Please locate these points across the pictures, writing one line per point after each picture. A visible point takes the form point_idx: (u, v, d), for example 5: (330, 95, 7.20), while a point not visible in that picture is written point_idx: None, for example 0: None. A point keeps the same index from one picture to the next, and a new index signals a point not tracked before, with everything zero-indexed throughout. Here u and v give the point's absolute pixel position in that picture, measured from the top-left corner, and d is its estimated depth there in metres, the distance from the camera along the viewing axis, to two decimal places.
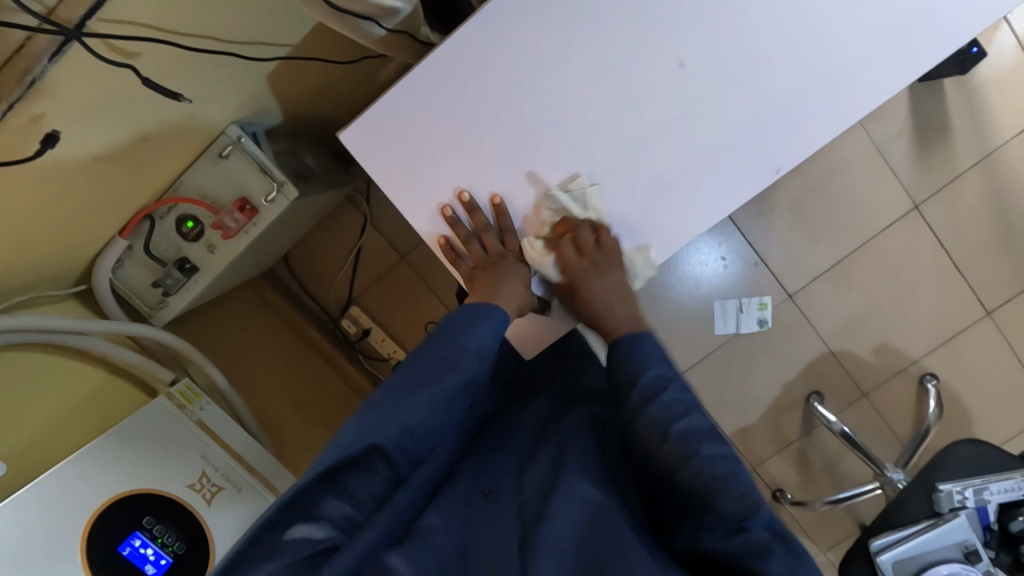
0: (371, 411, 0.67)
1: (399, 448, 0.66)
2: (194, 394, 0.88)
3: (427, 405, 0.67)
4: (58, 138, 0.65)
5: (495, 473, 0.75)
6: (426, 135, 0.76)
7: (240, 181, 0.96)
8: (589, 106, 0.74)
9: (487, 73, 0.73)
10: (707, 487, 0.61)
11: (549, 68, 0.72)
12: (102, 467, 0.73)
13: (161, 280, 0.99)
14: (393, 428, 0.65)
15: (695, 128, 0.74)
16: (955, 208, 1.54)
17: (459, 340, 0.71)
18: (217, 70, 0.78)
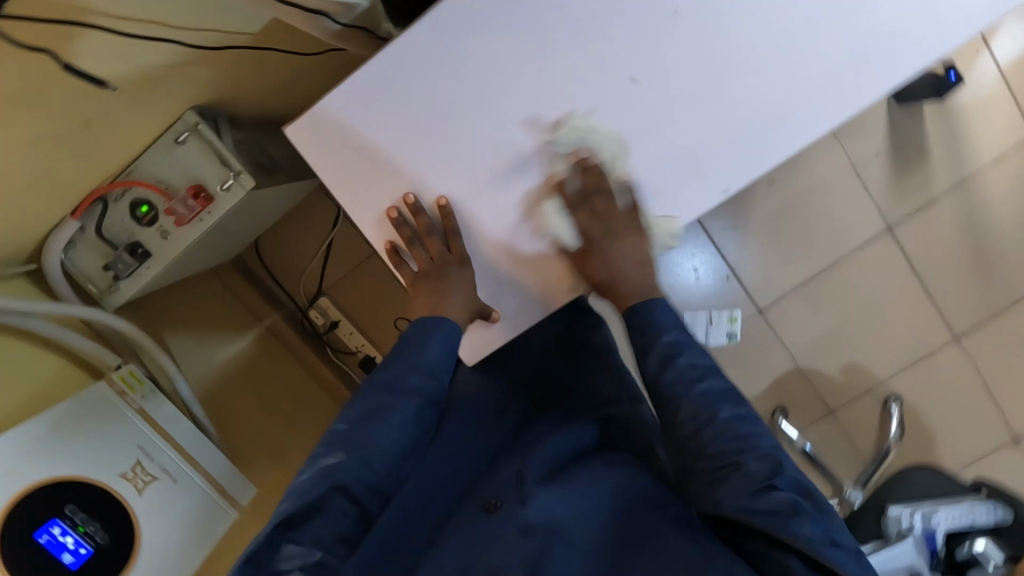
0: (328, 449, 0.69)
1: (358, 482, 0.68)
2: (137, 381, 0.88)
3: (380, 431, 0.71)
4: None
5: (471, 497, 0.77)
6: (375, 135, 0.75)
7: (195, 168, 0.95)
8: (538, 114, 0.73)
9: (441, 76, 0.72)
10: (724, 462, 0.66)
11: (500, 74, 0.72)
12: (32, 449, 0.72)
13: (113, 264, 0.98)
14: (352, 462, 0.68)
15: (651, 137, 0.72)
16: (927, 232, 1.54)
17: (403, 358, 0.76)
18: (168, 57, 0.77)
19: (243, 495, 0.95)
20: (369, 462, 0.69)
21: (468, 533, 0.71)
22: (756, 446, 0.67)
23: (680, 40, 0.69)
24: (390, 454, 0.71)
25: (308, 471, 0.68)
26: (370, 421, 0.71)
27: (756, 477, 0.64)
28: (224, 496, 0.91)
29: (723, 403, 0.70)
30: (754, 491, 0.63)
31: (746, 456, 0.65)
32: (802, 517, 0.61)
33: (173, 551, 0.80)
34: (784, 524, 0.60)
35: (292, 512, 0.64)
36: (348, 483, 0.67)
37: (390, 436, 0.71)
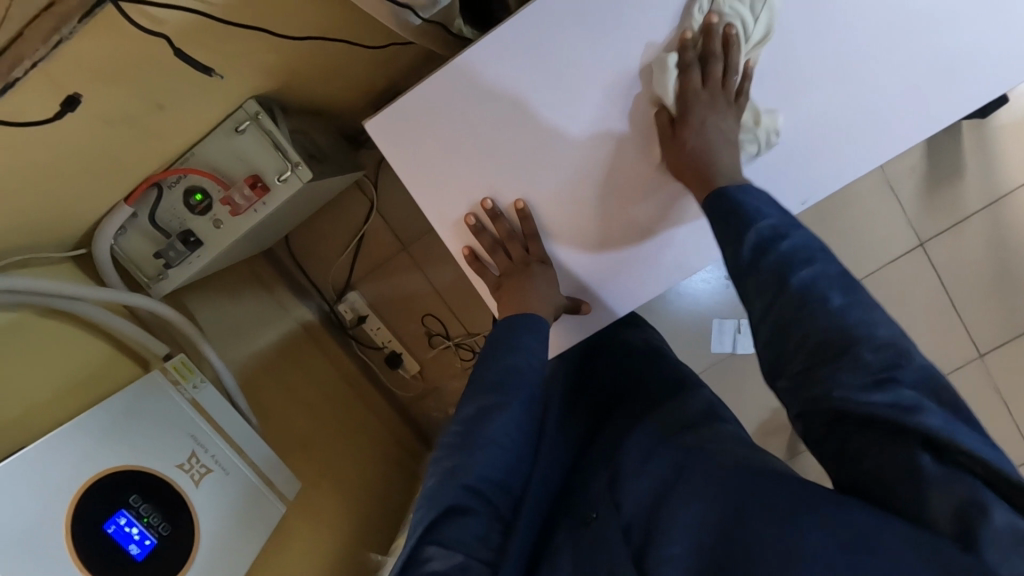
0: (447, 457, 0.73)
1: (485, 482, 0.70)
2: (189, 371, 0.87)
3: (494, 429, 0.72)
4: (79, 102, 0.64)
5: (592, 496, 0.74)
6: (452, 132, 0.76)
7: (254, 158, 0.94)
8: (616, 113, 0.74)
9: (524, 72, 0.73)
10: (834, 347, 0.56)
11: (578, 74, 0.73)
12: (96, 438, 0.70)
13: (163, 252, 0.97)
14: (472, 465, 0.70)
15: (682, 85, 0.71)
16: (958, 249, 1.54)
17: (508, 358, 0.75)
18: (245, 44, 0.75)
19: (290, 489, 0.94)
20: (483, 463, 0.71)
21: (573, 534, 0.70)
22: (872, 336, 0.56)
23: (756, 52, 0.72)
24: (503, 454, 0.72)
25: (437, 477, 0.72)
26: (480, 422, 0.72)
27: (873, 367, 0.55)
28: (272, 489, 0.90)
29: (821, 295, 0.59)
30: (874, 381, 0.54)
31: (860, 338, 0.56)
32: (925, 409, 0.53)
33: (230, 541, 0.80)
34: (914, 420, 0.52)
35: (431, 518, 0.68)
36: (476, 485, 0.70)
37: (507, 435, 0.72)
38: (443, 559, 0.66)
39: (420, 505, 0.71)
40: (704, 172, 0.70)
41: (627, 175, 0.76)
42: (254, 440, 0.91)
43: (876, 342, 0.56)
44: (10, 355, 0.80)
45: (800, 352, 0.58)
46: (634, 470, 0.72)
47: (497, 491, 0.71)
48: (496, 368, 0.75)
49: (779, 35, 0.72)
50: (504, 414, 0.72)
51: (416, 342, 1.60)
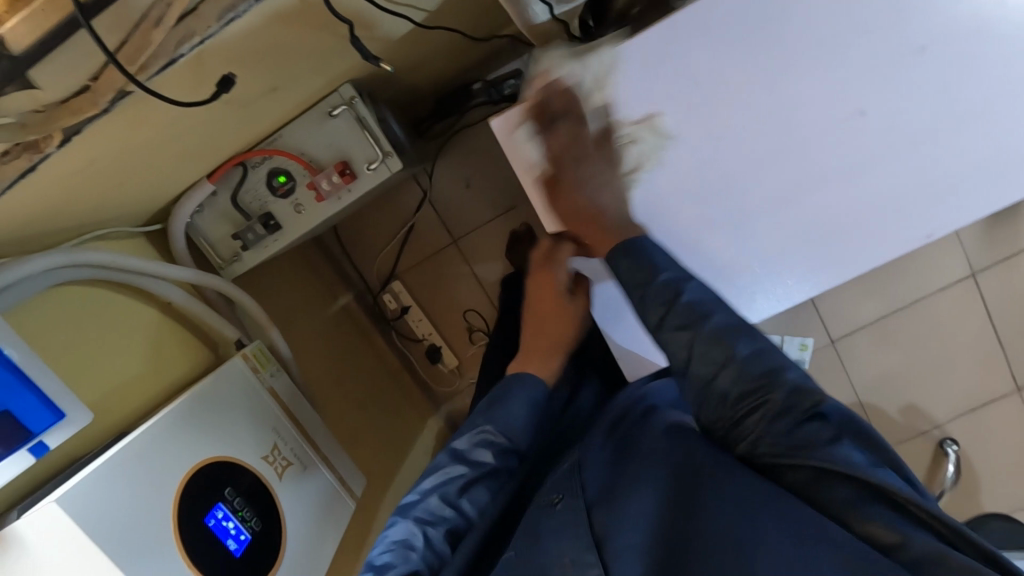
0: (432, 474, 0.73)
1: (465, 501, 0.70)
2: (266, 359, 0.85)
3: (468, 502, 0.71)
4: (232, 82, 0.62)
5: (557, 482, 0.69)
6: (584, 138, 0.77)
7: (345, 144, 0.91)
8: (733, 148, 0.74)
9: (620, 100, 0.75)
10: (756, 393, 0.58)
11: (699, 108, 0.73)
12: (190, 428, 0.68)
13: (242, 233, 0.94)
14: (431, 530, 0.67)
15: (811, 99, 0.71)
16: (1010, 282, 1.54)
17: (484, 427, 0.74)
18: (368, 31, 0.73)
19: (356, 484, 0.92)
20: (450, 520, 0.69)
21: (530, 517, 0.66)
22: (787, 376, 0.58)
23: (903, 92, 0.69)
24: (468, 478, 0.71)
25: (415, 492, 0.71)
26: (451, 491, 0.70)
27: (793, 411, 0.57)
28: (343, 485, 0.88)
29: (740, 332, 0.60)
30: (792, 426, 0.57)
31: (781, 382, 0.57)
32: (840, 443, 0.56)
33: (311, 536, 0.79)
34: (829, 454, 0.55)
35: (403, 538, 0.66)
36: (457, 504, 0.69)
37: (475, 507, 0.71)
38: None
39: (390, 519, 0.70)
40: (596, 219, 0.74)
41: (739, 199, 0.77)
42: (323, 432, 0.89)
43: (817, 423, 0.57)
44: (96, 334, 0.78)
45: (728, 390, 0.59)
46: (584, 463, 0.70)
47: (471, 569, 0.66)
48: (472, 434, 0.74)
49: (927, 73, 0.69)
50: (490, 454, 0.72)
51: (456, 338, 1.57)
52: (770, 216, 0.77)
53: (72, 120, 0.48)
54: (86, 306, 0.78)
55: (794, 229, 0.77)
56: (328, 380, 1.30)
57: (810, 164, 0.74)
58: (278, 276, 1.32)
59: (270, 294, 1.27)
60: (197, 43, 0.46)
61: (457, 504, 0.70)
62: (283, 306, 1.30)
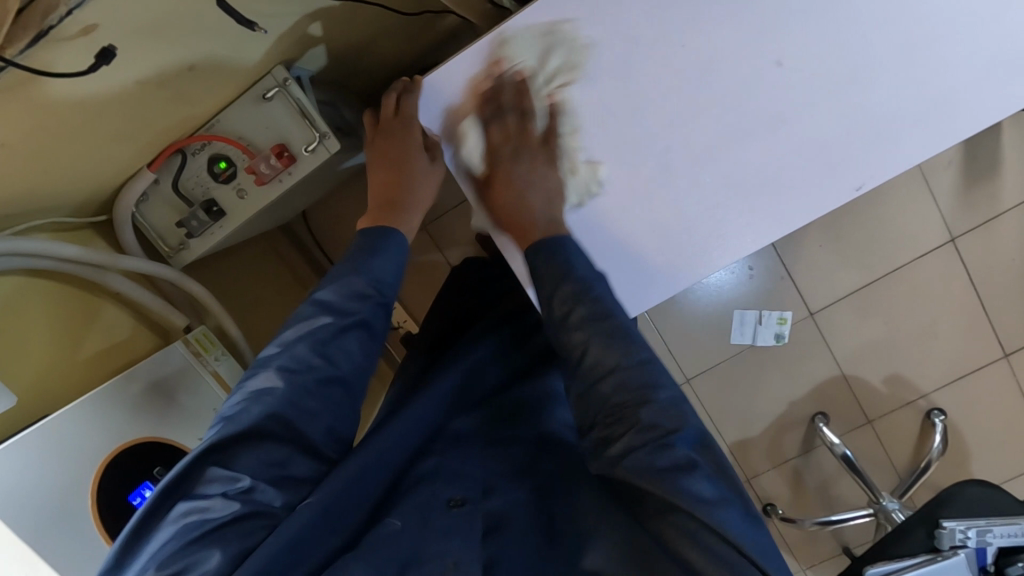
0: (290, 342, 0.64)
1: (328, 376, 0.64)
2: (210, 343, 0.88)
3: (341, 353, 0.66)
4: (114, 55, 0.58)
5: (466, 480, 0.67)
6: (506, 108, 0.75)
7: (281, 126, 0.91)
8: (660, 106, 0.73)
9: (535, 71, 0.74)
10: (623, 413, 0.59)
11: (620, 70, 0.73)
12: (116, 411, 0.72)
13: (186, 221, 0.95)
14: (292, 383, 0.61)
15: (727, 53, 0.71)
16: (990, 247, 1.50)
17: (352, 277, 0.69)
18: (285, 5, 0.73)
19: None
20: (319, 369, 0.63)
21: (423, 505, 0.63)
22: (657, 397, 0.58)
23: (814, 50, 0.70)
24: (337, 360, 0.65)
25: (278, 363, 0.63)
26: (318, 340, 0.64)
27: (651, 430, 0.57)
28: None
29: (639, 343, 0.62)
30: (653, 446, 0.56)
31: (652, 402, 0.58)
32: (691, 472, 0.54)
33: None
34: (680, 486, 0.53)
35: (252, 424, 0.58)
36: (321, 374, 0.63)
37: (346, 357, 0.66)
38: (227, 483, 0.57)
39: (238, 396, 0.61)
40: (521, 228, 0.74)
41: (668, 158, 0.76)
42: None
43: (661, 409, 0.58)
44: (36, 325, 0.81)
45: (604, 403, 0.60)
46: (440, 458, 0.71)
47: (336, 444, 0.65)
48: (339, 285, 0.69)
49: (837, 22, 0.68)
50: (352, 326, 0.67)
51: None
52: (703, 170, 0.76)
53: None
54: (24, 298, 0.81)
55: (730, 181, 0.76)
56: None
57: (733, 113, 0.73)
58: (242, 270, 1.37)
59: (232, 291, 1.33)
60: (64, 14, 0.47)
61: (328, 353, 0.64)
62: (244, 299, 1.36)
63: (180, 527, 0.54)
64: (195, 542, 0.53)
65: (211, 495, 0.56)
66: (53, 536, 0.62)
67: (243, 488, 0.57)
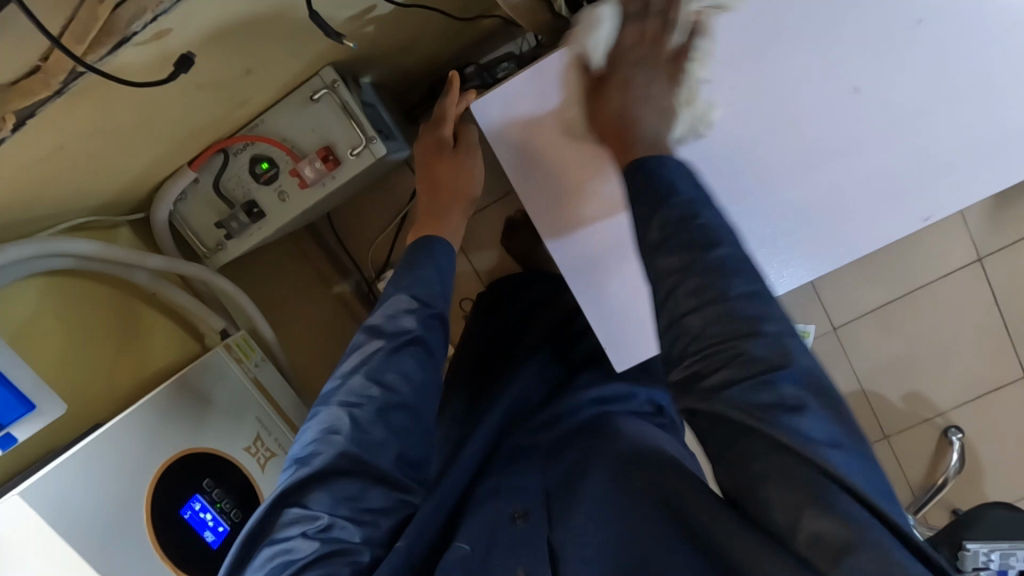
0: (351, 372, 0.64)
1: (390, 401, 0.62)
2: (250, 349, 0.87)
3: (397, 376, 0.64)
4: (191, 63, 0.58)
5: (527, 493, 0.69)
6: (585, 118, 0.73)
7: (328, 129, 0.89)
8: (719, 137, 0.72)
9: None
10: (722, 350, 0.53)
11: (691, 87, 0.70)
12: (166, 420, 0.71)
13: (226, 222, 0.93)
14: (353, 414, 0.61)
15: (793, 67, 0.68)
16: (1017, 268, 1.50)
17: (398, 296, 0.69)
18: (344, 9, 0.72)
19: None
20: (379, 398, 0.62)
21: (491, 522, 0.65)
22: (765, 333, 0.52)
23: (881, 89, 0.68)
24: (398, 385, 0.63)
25: (340, 394, 0.63)
26: (374, 368, 0.63)
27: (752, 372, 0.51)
28: None
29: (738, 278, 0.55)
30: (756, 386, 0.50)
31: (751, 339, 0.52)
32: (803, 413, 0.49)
33: None
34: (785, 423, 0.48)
35: (322, 465, 0.58)
36: (383, 402, 0.62)
37: (404, 379, 0.64)
38: (307, 522, 0.57)
39: (306, 434, 0.61)
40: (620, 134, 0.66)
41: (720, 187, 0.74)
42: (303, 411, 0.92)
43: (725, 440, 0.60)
44: (82, 326, 0.80)
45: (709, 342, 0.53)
46: (497, 478, 0.72)
47: (409, 469, 0.63)
48: (387, 307, 0.68)
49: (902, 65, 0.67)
50: (407, 347, 0.65)
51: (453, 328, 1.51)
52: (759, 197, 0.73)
53: (26, 103, 0.46)
54: (64, 299, 0.79)
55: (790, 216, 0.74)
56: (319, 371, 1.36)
57: (791, 148, 0.71)
58: (268, 267, 1.36)
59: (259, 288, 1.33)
60: (149, 21, 0.45)
61: (384, 380, 0.63)
62: (270, 297, 1.35)
63: (269, 568, 0.55)
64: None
65: (293, 535, 0.56)
66: (106, 553, 0.61)
67: (323, 529, 0.57)
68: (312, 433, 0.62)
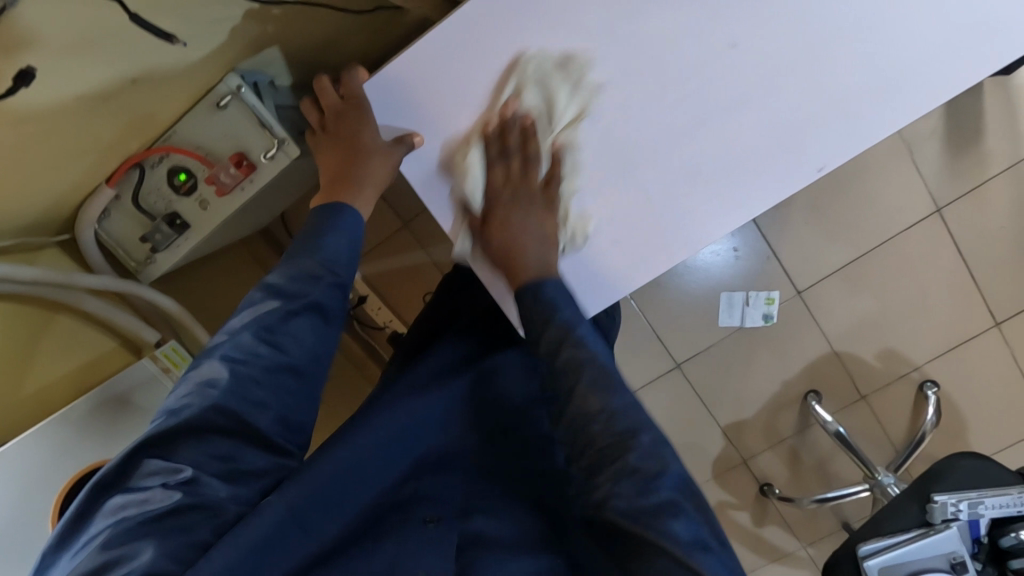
0: (238, 332, 0.63)
1: (277, 364, 0.62)
2: (179, 359, 0.98)
3: (288, 338, 0.63)
4: (34, 76, 0.58)
5: (440, 501, 0.72)
6: (465, 104, 0.72)
7: (239, 134, 0.89)
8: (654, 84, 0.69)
9: (493, 53, 0.69)
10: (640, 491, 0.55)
11: (570, 62, 0.69)
12: (76, 436, 0.85)
13: (151, 235, 0.94)
14: (229, 370, 0.60)
15: (673, 33, 0.67)
16: (980, 214, 1.47)
17: (302, 258, 0.67)
18: (222, 10, 0.72)
19: None
20: (266, 358, 0.62)
21: (401, 521, 0.68)
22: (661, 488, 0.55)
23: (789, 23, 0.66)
24: (285, 349, 0.63)
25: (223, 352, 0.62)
26: (264, 327, 0.63)
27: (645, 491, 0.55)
28: None
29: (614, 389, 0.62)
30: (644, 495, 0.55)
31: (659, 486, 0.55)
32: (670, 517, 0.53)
33: None
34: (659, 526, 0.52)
35: (193, 418, 0.58)
36: (272, 364, 0.62)
37: (295, 343, 0.64)
38: (167, 474, 0.56)
39: (182, 389, 0.61)
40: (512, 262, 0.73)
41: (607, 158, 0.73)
42: None
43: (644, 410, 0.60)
44: (14, 351, 0.86)
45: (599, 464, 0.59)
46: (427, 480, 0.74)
47: (286, 432, 0.63)
48: (287, 268, 0.67)
49: (795, 11, 0.66)
50: (300, 313, 0.65)
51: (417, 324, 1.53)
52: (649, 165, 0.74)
53: None
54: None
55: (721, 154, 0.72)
56: None
57: (713, 90, 0.69)
58: (221, 277, 1.36)
59: (210, 300, 1.34)
60: None
61: (274, 339, 0.63)
62: (223, 309, 1.36)
63: (117, 517, 0.54)
64: (131, 532, 0.53)
65: (151, 486, 0.56)
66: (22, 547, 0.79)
67: (182, 481, 0.56)
68: (188, 385, 0.61)
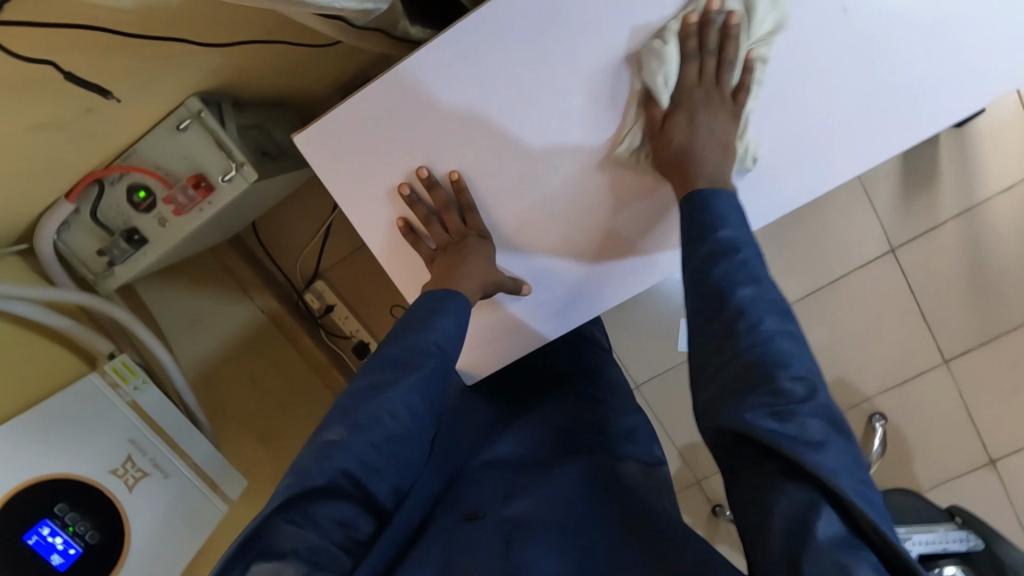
0: (357, 405, 0.70)
1: (390, 438, 0.69)
2: (129, 373, 0.98)
3: (401, 406, 0.70)
4: None
5: (479, 503, 0.76)
6: (393, 150, 0.80)
7: (197, 157, 0.92)
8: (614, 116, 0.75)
9: (421, 106, 0.77)
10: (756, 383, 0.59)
11: (489, 115, 0.77)
12: (22, 449, 0.82)
13: (108, 250, 0.97)
14: (357, 445, 0.67)
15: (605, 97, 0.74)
16: (932, 255, 1.51)
17: (418, 336, 0.74)
18: (180, 47, 0.75)
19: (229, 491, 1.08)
20: (381, 431, 0.68)
21: (450, 530, 0.71)
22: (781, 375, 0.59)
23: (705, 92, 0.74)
24: (399, 414, 0.69)
25: (345, 424, 0.68)
26: (380, 399, 0.69)
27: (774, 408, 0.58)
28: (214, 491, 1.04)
29: (750, 311, 0.63)
30: (779, 419, 0.57)
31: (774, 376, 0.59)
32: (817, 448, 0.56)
33: (160, 543, 0.93)
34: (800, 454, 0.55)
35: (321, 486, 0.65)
36: (384, 437, 0.68)
37: (407, 415, 0.70)
38: (298, 541, 0.63)
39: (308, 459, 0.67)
40: (685, 170, 0.71)
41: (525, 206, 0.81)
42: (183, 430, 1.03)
43: (771, 340, 0.62)
44: None
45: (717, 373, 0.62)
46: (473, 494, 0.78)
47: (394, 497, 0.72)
48: (405, 342, 0.74)
49: None
50: (418, 383, 0.71)
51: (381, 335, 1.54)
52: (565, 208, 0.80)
53: None
54: None
55: (750, 161, 0.77)
56: (263, 403, 1.39)
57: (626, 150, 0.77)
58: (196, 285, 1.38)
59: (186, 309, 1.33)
60: None
61: (388, 411, 0.69)
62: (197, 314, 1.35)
63: None
64: None
65: (286, 551, 0.62)
66: None
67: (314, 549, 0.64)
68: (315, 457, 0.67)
